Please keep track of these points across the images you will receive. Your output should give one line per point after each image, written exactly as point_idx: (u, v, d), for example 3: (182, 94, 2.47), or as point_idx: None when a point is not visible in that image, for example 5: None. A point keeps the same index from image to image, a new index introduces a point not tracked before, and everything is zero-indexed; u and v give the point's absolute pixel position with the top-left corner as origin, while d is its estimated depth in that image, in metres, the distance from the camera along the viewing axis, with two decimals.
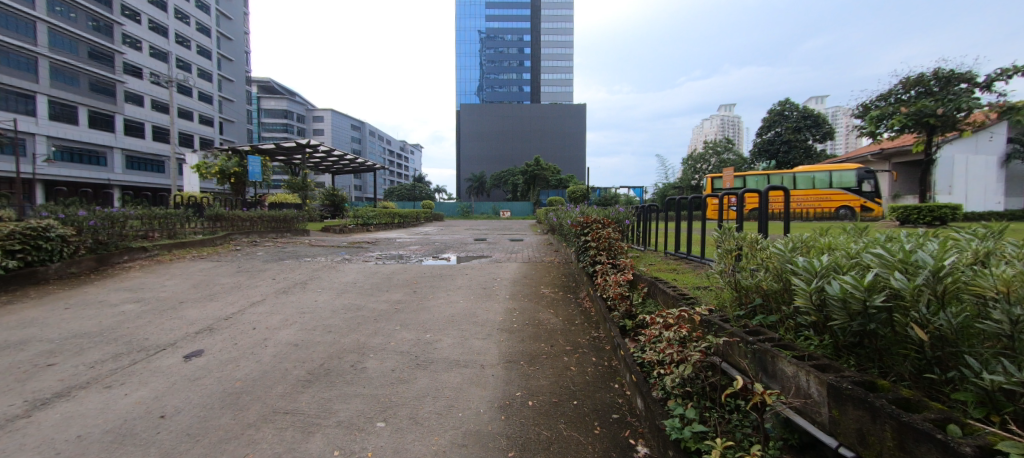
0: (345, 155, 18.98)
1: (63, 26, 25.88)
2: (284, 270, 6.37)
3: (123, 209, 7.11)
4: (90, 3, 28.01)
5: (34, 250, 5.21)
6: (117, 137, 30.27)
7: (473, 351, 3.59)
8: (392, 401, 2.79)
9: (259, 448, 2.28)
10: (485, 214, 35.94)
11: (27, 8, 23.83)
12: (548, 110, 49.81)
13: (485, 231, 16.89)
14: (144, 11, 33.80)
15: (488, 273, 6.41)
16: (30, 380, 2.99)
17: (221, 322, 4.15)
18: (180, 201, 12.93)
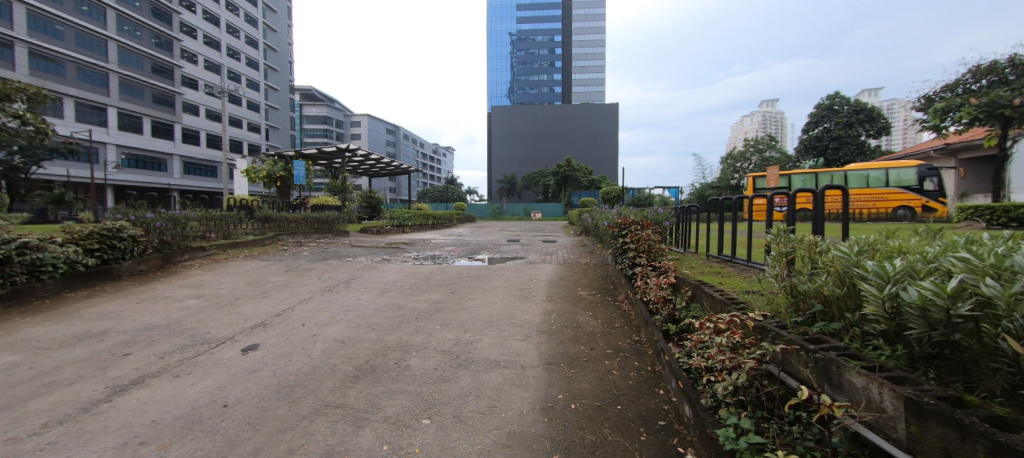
0: (382, 159, 19.58)
1: (131, 44, 28.41)
2: (328, 269, 6.64)
3: (184, 211, 7.66)
4: (155, 22, 30.53)
5: (109, 249, 5.71)
6: (175, 144, 32.65)
7: (513, 351, 3.60)
8: (436, 399, 2.84)
9: (313, 439, 2.39)
10: (517, 215, 36.15)
11: (100, 29, 26.31)
12: (578, 111, 49.45)
13: (518, 232, 16.95)
14: (201, 27, 36.45)
15: (523, 274, 6.44)
16: (110, 367, 3.27)
17: (274, 318, 4.38)
18: (232, 203, 13.78)
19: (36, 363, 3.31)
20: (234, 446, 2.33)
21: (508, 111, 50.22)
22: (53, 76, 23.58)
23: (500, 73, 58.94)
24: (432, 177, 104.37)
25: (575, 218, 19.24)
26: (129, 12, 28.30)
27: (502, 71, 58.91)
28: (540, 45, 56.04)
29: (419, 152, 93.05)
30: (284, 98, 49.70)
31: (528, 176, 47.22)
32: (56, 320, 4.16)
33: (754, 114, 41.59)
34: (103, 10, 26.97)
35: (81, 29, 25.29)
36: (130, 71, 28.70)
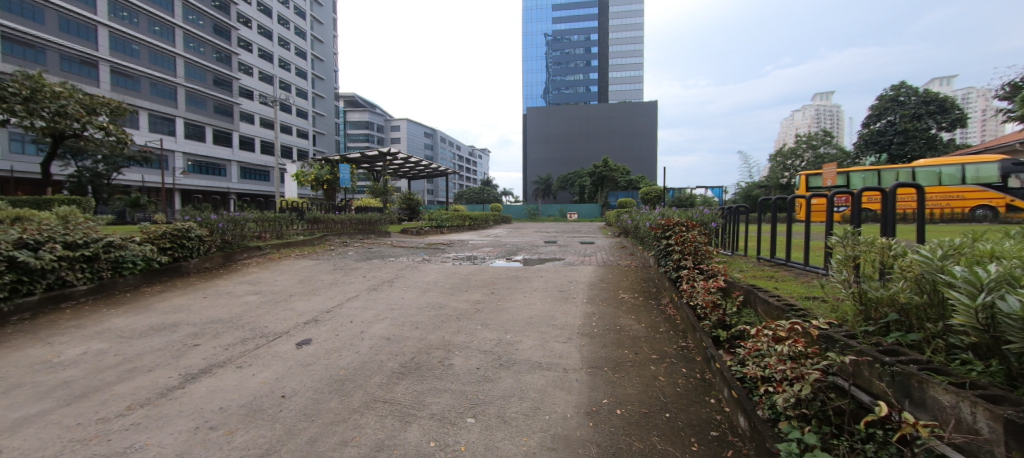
0: (422, 161, 20.10)
1: (196, 59, 30.98)
2: (372, 269, 6.91)
3: (243, 213, 8.22)
4: (216, 38, 33.07)
5: (179, 248, 6.22)
6: (233, 151, 35.14)
7: (555, 353, 3.58)
8: (480, 399, 2.87)
9: (364, 432, 2.48)
10: (552, 216, 35.89)
11: (169, 46, 28.89)
12: (614, 110, 48.55)
13: (555, 234, 16.85)
14: (256, 41, 39.19)
15: (562, 276, 6.39)
16: (183, 357, 3.56)
17: (324, 315, 4.60)
18: (284, 205, 14.64)
19: (121, 350, 3.67)
20: (291, 436, 2.45)
21: (542, 112, 50.19)
22: (128, 90, 26.36)
23: (534, 74, 59.06)
24: (468, 178, 105.83)
25: (612, 219, 18.89)
26: (194, 31, 30.86)
27: (536, 72, 58.96)
28: (576, 44, 55.68)
29: (456, 154, 94.61)
30: (330, 105, 52.21)
31: (564, 177, 46.87)
32: (137, 311, 4.61)
33: (807, 109, 39.10)
34: (172, 30, 29.66)
35: (154, 47, 28.04)
36: (195, 84, 31.32)
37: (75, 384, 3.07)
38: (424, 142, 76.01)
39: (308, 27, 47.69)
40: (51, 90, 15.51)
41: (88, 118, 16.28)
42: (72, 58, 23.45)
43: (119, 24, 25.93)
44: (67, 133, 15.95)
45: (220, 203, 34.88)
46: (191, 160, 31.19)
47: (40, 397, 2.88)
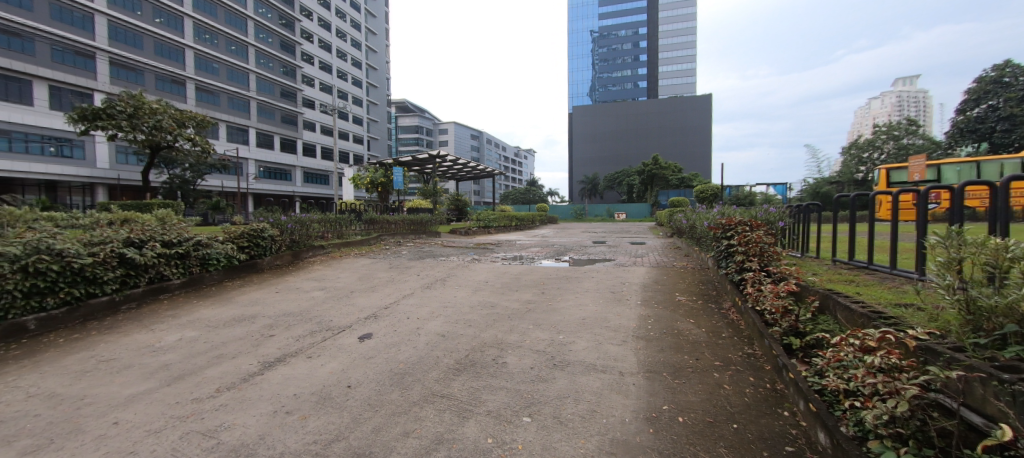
0: (469, 163, 20.52)
1: (266, 74, 34.03)
2: (425, 267, 7.18)
3: (307, 214, 8.83)
4: (282, 53, 36.03)
5: (255, 246, 6.84)
6: (297, 157, 37.97)
7: (609, 356, 3.51)
8: (535, 398, 2.87)
9: (424, 425, 2.58)
10: (600, 216, 35.11)
11: (243, 63, 31.91)
12: (663, 105, 46.76)
13: (603, 234, 16.51)
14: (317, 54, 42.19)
15: (614, 276, 6.26)
16: (260, 346, 3.90)
17: (383, 310, 4.84)
18: (343, 207, 15.61)
19: (209, 338, 4.08)
20: (358, 424, 2.60)
21: (586, 110, 49.34)
22: (211, 105, 29.64)
23: (580, 72, 58.27)
24: (513, 179, 106.55)
25: (664, 219, 18.21)
26: (264, 48, 33.87)
27: (583, 70, 58.05)
28: (623, 40, 54.33)
29: (501, 155, 95.68)
30: (382, 111, 54.88)
31: (611, 175, 45.57)
32: (220, 304, 5.11)
33: (886, 96, 35.40)
34: (246, 48, 32.67)
35: (231, 65, 31.13)
36: (265, 97, 34.39)
37: (174, 367, 3.47)
38: (470, 144, 77.52)
39: (363, 38, 50.45)
40: (149, 107, 17.74)
41: (177, 129, 18.45)
42: (165, 78, 26.66)
43: (203, 45, 29.06)
44: (162, 145, 18.20)
45: (286, 206, 37.86)
46: (263, 166, 34.24)
47: (148, 377, 3.29)
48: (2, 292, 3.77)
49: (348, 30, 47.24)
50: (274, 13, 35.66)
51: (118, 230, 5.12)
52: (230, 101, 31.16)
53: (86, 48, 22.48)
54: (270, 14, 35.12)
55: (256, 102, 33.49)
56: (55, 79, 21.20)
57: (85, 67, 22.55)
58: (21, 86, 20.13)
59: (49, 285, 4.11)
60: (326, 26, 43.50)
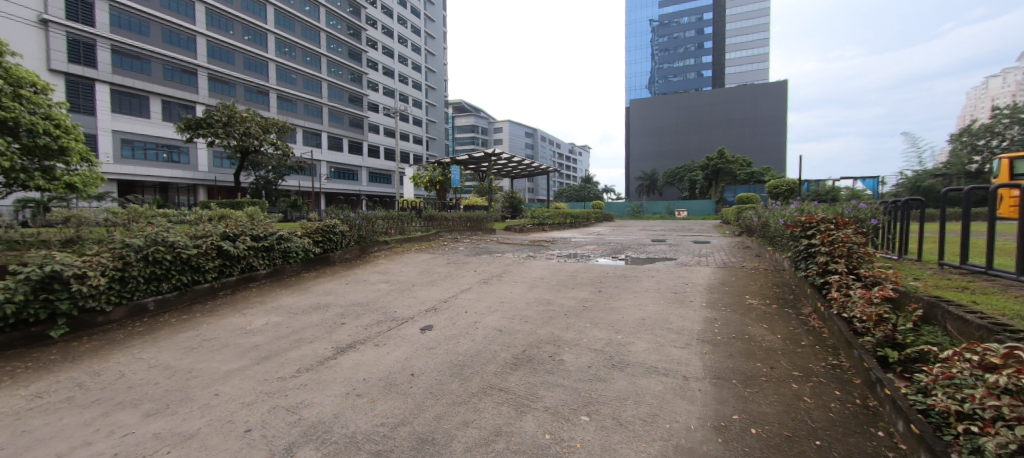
0: (523, 160, 20.64)
1: (336, 81, 36.88)
2: (482, 263, 7.35)
3: (373, 212, 9.42)
4: (350, 61, 38.77)
5: (328, 241, 7.43)
6: (363, 158, 40.31)
7: (672, 359, 3.35)
8: (592, 398, 2.83)
9: (483, 416, 2.64)
10: (658, 213, 33.49)
11: (317, 72, 34.80)
12: (729, 95, 43.54)
13: (663, 232, 15.73)
14: (382, 60, 44.83)
15: (675, 276, 5.97)
16: (334, 332, 4.24)
17: (442, 303, 5.05)
18: (405, 204, 16.47)
19: (291, 323, 4.52)
20: (421, 410, 2.73)
21: (643, 103, 47.22)
22: (290, 111, 32.85)
23: (637, 64, 56.04)
24: (567, 175, 105.15)
25: (731, 216, 16.98)
26: (335, 57, 36.71)
27: (641, 61, 55.66)
28: (685, 27, 51.44)
29: (554, 152, 94.86)
30: (439, 112, 56.92)
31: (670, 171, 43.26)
32: (299, 292, 5.63)
33: (1009, 72, 30.10)
34: (319, 58, 35.60)
35: (307, 75, 34.17)
36: (336, 102, 37.27)
37: (262, 348, 3.89)
38: (524, 142, 77.59)
39: (422, 42, 52.68)
40: (240, 116, 20.02)
41: (262, 135, 20.65)
42: (253, 89, 29.93)
43: (283, 58, 32.16)
44: (251, 149, 20.52)
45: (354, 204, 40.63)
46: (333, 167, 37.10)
47: (242, 356, 3.71)
48: (130, 277, 4.46)
49: (408, 36, 49.56)
50: (343, 24, 38.45)
51: (217, 226, 5.81)
52: (306, 108, 34.19)
53: (189, 65, 25.77)
54: (340, 25, 37.88)
55: (328, 108, 36.37)
56: (167, 95, 24.65)
57: (189, 83, 25.89)
58: (141, 102, 23.59)
59: (164, 272, 4.79)
60: (389, 34, 46.00)
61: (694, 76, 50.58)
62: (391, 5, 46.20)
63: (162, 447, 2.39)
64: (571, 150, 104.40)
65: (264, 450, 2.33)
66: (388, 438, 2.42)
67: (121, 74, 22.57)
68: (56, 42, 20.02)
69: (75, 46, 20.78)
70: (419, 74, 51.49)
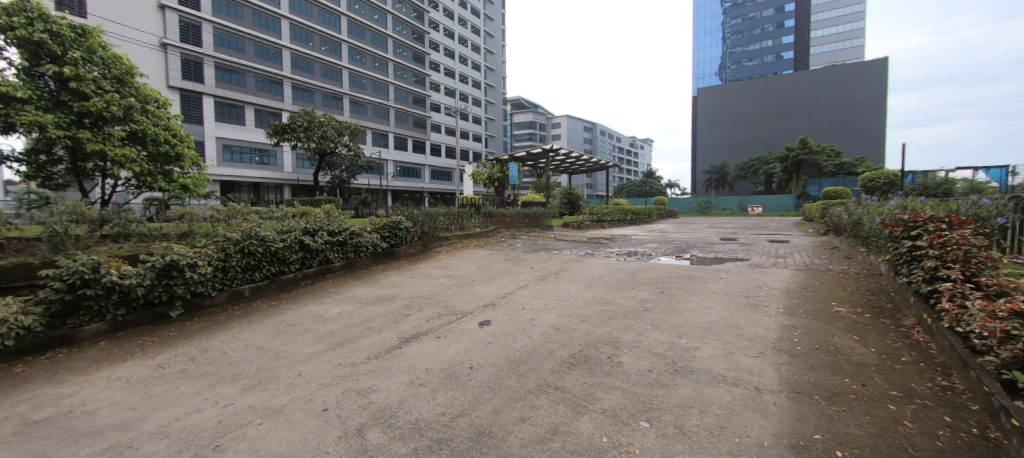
0: (582, 155, 20.24)
1: (402, 84, 38.91)
2: (539, 260, 7.35)
3: (434, 208, 9.81)
4: (414, 65, 40.68)
5: (394, 236, 7.86)
6: (426, 157, 42.11)
7: (744, 368, 3.07)
8: (653, 403, 2.67)
9: (539, 414, 2.62)
10: (728, 209, 31.10)
11: (384, 77, 36.97)
12: (813, 78, 39.11)
13: (735, 230, 14.62)
14: (443, 62, 46.41)
15: (748, 279, 5.50)
16: (399, 323, 4.48)
17: (500, 299, 5.12)
18: (465, 201, 16.95)
19: (362, 313, 4.86)
20: (478, 403, 2.78)
21: (711, 92, 44.00)
22: (361, 115, 35.33)
23: (705, 49, 52.44)
24: (627, 170, 101.27)
25: (816, 212, 15.32)
26: (401, 62, 38.72)
27: (710, 46, 51.93)
28: (761, 6, 47.06)
29: (613, 146, 91.86)
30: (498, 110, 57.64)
31: (741, 164, 39.94)
32: (369, 284, 6.04)
33: None
34: (386, 63, 37.79)
35: (375, 79, 36.47)
36: (401, 104, 39.36)
37: (337, 334, 4.23)
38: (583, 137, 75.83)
39: (481, 42, 53.70)
40: (318, 120, 22.02)
41: (337, 138, 22.64)
42: (329, 95, 32.61)
43: (355, 65, 34.59)
44: (327, 151, 22.63)
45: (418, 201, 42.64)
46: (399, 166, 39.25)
47: (319, 341, 4.05)
48: (230, 267, 5.06)
49: (469, 36, 50.73)
50: (408, 29, 40.41)
51: (299, 222, 6.39)
52: (374, 111, 36.56)
53: (277, 77, 28.67)
54: (404, 31, 39.89)
55: (394, 110, 38.54)
56: (259, 104, 27.64)
57: (276, 92, 28.82)
58: (238, 112, 26.70)
59: (256, 263, 5.37)
60: (450, 35, 47.46)
61: (772, 59, 46.08)
62: (452, 8, 47.68)
63: (254, 418, 2.69)
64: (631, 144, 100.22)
65: (338, 428, 2.52)
66: (448, 428, 2.49)
67: (223, 87, 25.74)
68: (173, 62, 23.39)
69: (187, 65, 24.07)
70: (478, 73, 52.59)
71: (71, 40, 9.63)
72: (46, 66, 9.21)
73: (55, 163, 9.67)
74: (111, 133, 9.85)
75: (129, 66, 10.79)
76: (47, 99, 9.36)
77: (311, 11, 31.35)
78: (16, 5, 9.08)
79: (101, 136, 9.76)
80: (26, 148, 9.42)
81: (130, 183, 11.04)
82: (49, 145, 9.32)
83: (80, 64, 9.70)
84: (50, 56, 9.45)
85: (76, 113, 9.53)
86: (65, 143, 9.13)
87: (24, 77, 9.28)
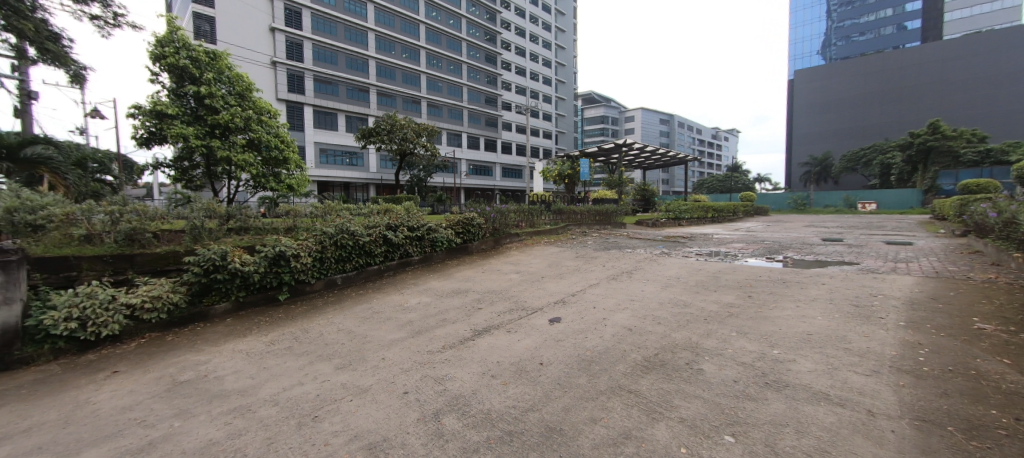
0: (658, 149, 19.23)
1: (475, 85, 40.18)
2: (611, 258, 7.14)
3: (505, 205, 10.03)
4: (486, 65, 41.76)
5: (467, 232, 8.17)
6: (497, 155, 43.02)
7: (851, 387, 2.68)
8: (739, 417, 2.44)
9: (611, 416, 2.54)
10: (832, 206, 27.30)
11: (458, 78, 38.47)
12: (947, 50, 32.76)
13: (840, 230, 12.83)
14: (515, 61, 46.97)
15: (857, 286, 4.79)
16: (472, 316, 4.65)
17: (570, 297, 5.06)
18: (536, 198, 17.04)
19: (437, 304, 5.12)
20: (548, 400, 2.77)
21: (811, 73, 38.88)
22: (436, 116, 37.28)
23: (805, 26, 46.57)
24: (706, 164, 93.56)
25: (952, 209, 12.86)
26: (474, 63, 39.94)
27: (811, 22, 46.05)
28: None
29: (692, 139, 85.57)
30: (570, 105, 56.78)
31: (849, 154, 34.69)
32: (444, 278, 6.36)
33: None
34: (461, 65, 39.29)
35: (450, 82, 38.17)
36: (474, 105, 40.68)
37: (416, 323, 4.51)
38: (658, 130, 71.64)
39: (552, 38, 53.39)
40: (399, 123, 23.73)
41: (415, 139, 24.25)
42: (409, 99, 34.86)
43: (433, 70, 36.51)
44: (407, 151, 24.39)
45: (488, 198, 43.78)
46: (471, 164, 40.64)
47: (400, 329, 4.36)
48: (327, 258, 5.65)
49: (539, 33, 50.80)
50: (481, 31, 41.60)
51: (383, 218, 6.91)
52: (449, 112, 38.24)
53: (364, 85, 31.29)
54: (477, 33, 41.19)
55: (467, 110, 39.95)
56: (349, 111, 30.45)
57: (363, 99, 31.52)
58: (332, 118, 29.70)
59: (347, 255, 5.92)
60: (521, 34, 47.91)
61: (891, 30, 39.54)
62: (524, 6, 48.05)
63: (345, 395, 2.97)
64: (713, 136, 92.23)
65: (416, 411, 2.69)
66: (518, 421, 2.52)
67: (322, 98, 28.85)
68: (281, 78, 26.73)
69: (292, 79, 27.29)
70: (549, 70, 52.38)
71: (206, 64, 11.39)
72: (188, 86, 11.05)
73: (195, 168, 11.69)
74: (235, 142, 11.63)
75: (249, 82, 12.25)
76: (189, 114, 11.34)
77: (393, 21, 33.70)
78: (168, 37, 10.93)
79: (228, 144, 11.57)
80: (174, 156, 11.52)
81: (249, 183, 12.92)
82: (191, 152, 11.36)
83: (212, 83, 11.44)
84: (191, 78, 11.28)
85: (209, 126, 11.39)
86: (202, 151, 11.17)
87: (173, 97, 11.22)
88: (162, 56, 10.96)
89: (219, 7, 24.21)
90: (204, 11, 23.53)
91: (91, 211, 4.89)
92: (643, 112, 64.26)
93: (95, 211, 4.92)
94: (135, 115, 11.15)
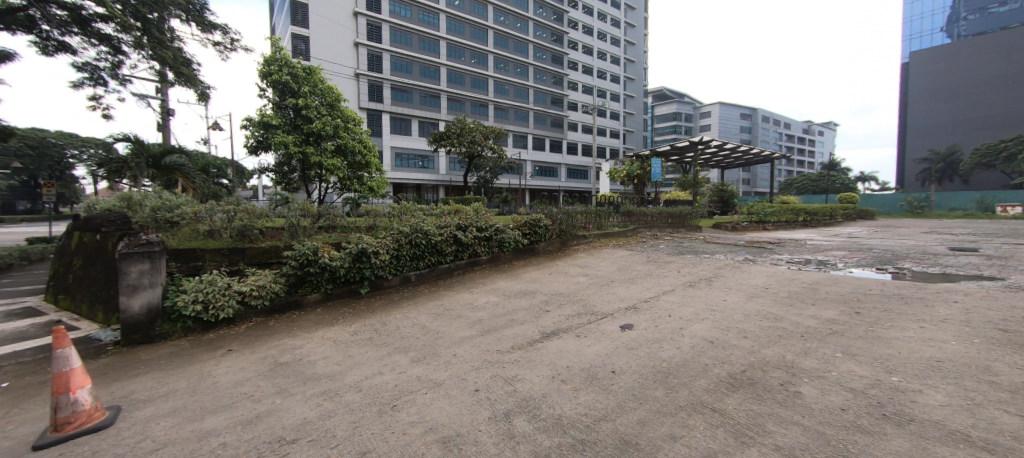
0: (739, 146, 17.80)
1: (540, 86, 40.27)
2: (687, 264, 6.73)
3: (572, 207, 9.93)
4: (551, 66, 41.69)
5: (533, 233, 8.19)
6: (562, 156, 42.69)
7: (1003, 430, 2.21)
8: (848, 450, 2.15)
9: (694, 435, 2.38)
10: (959, 210, 23.25)
11: (523, 80, 38.82)
12: None
13: (975, 238, 10.87)
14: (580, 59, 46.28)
15: (1003, 306, 3.99)
16: (540, 318, 4.65)
17: (643, 303, 4.86)
18: (603, 200, 16.70)
19: (505, 304, 5.20)
20: (622, 411, 2.67)
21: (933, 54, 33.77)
22: (502, 119, 38.07)
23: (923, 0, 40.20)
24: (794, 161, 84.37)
25: None
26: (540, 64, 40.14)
27: None
28: None
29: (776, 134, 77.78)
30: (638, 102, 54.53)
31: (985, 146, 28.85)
32: (511, 278, 6.44)
33: None
34: (527, 67, 39.65)
35: (517, 84, 38.68)
36: (539, 106, 40.82)
37: (485, 322, 4.61)
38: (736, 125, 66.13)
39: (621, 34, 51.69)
40: (467, 127, 24.65)
41: (482, 141, 24.99)
42: (477, 103, 35.97)
43: (500, 74, 37.31)
44: (476, 153, 25.22)
45: (551, 199, 43.64)
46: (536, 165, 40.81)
47: (471, 326, 4.48)
48: (402, 256, 5.98)
49: (607, 30, 49.60)
50: (547, 32, 41.59)
51: (454, 218, 7.18)
52: (515, 114, 38.84)
53: (435, 91, 32.86)
54: (544, 34, 41.32)
55: (533, 111, 40.18)
56: (422, 116, 32.18)
57: (434, 105, 33.13)
58: (406, 124, 31.62)
59: (421, 253, 6.23)
60: (589, 32, 47.05)
61: None
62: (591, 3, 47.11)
63: (420, 387, 3.12)
64: (803, 129, 82.79)
65: (487, 410, 2.74)
66: (592, 431, 2.46)
67: (401, 105, 30.84)
68: (363, 88, 29.02)
69: (372, 89, 29.49)
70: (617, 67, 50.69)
71: (303, 79, 12.66)
72: (288, 100, 12.38)
73: (292, 171, 13.17)
74: (326, 148, 13.06)
75: (337, 94, 13.44)
76: (289, 124, 12.70)
77: (463, 28, 34.98)
78: (273, 56, 12.29)
79: (319, 150, 13.03)
80: (276, 162, 13.03)
81: (336, 185, 14.40)
82: (289, 158, 12.80)
83: (307, 95, 12.71)
84: (291, 92, 12.60)
85: (304, 134, 12.77)
86: (298, 156, 12.55)
87: (276, 109, 12.60)
88: (269, 74, 12.37)
89: (313, 26, 26.79)
90: (300, 32, 26.22)
91: (212, 210, 5.65)
92: (721, 106, 59.67)
93: (215, 210, 5.68)
94: (247, 126, 12.77)
